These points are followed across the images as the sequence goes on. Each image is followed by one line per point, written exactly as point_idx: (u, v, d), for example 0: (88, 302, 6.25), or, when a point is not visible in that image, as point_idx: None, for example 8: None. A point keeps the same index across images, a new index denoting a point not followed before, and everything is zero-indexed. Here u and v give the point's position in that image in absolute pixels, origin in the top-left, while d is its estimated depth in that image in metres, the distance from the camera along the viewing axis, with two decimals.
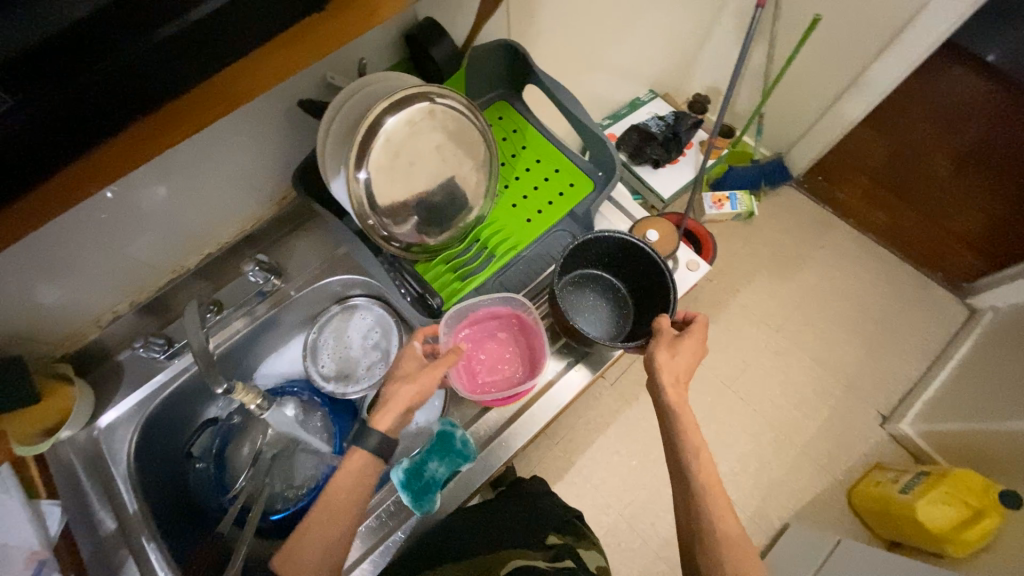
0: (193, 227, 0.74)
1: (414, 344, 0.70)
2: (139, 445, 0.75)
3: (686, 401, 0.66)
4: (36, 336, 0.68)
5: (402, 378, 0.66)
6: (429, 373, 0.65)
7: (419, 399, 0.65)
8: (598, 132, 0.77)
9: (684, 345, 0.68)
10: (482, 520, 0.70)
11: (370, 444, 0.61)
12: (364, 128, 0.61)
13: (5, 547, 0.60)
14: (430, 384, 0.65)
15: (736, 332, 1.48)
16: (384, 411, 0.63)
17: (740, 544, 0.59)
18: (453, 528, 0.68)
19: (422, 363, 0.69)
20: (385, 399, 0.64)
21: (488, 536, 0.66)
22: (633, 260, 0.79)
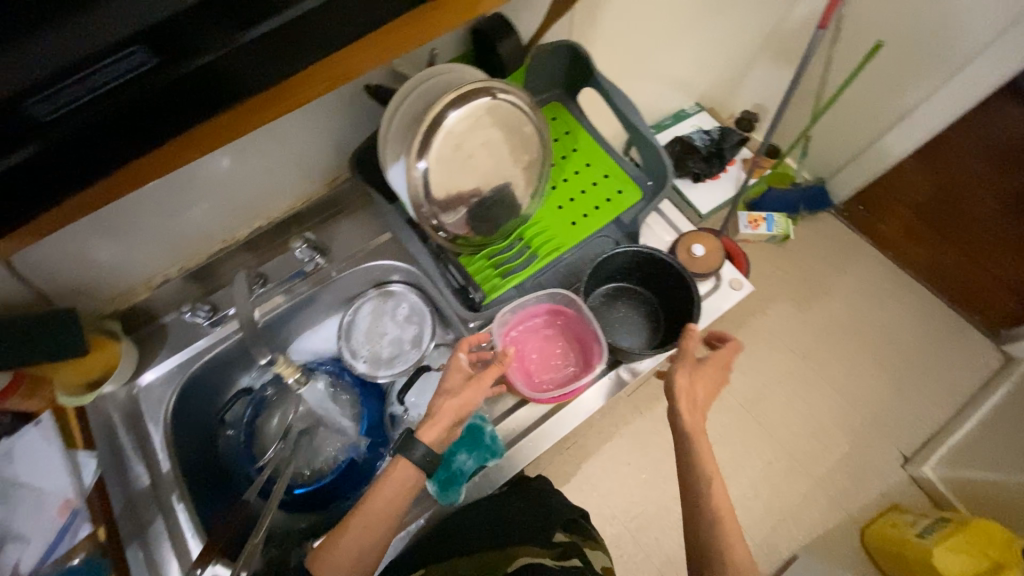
0: (248, 199, 0.76)
1: (460, 355, 0.66)
2: (178, 407, 0.76)
3: (702, 430, 0.65)
4: (92, 290, 0.72)
5: (447, 391, 0.64)
6: (477, 387, 0.64)
7: (462, 413, 0.63)
8: (653, 139, 0.76)
9: (703, 371, 0.68)
10: (488, 512, 0.68)
11: (415, 456, 0.60)
12: (429, 121, 0.61)
13: (41, 492, 0.63)
14: (475, 398, 0.63)
15: (759, 355, 1.45)
16: (429, 425, 0.61)
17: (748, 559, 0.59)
18: (466, 520, 0.67)
19: (468, 376, 0.66)
20: (430, 413, 0.62)
21: (494, 531, 0.64)
22: (656, 271, 0.77)
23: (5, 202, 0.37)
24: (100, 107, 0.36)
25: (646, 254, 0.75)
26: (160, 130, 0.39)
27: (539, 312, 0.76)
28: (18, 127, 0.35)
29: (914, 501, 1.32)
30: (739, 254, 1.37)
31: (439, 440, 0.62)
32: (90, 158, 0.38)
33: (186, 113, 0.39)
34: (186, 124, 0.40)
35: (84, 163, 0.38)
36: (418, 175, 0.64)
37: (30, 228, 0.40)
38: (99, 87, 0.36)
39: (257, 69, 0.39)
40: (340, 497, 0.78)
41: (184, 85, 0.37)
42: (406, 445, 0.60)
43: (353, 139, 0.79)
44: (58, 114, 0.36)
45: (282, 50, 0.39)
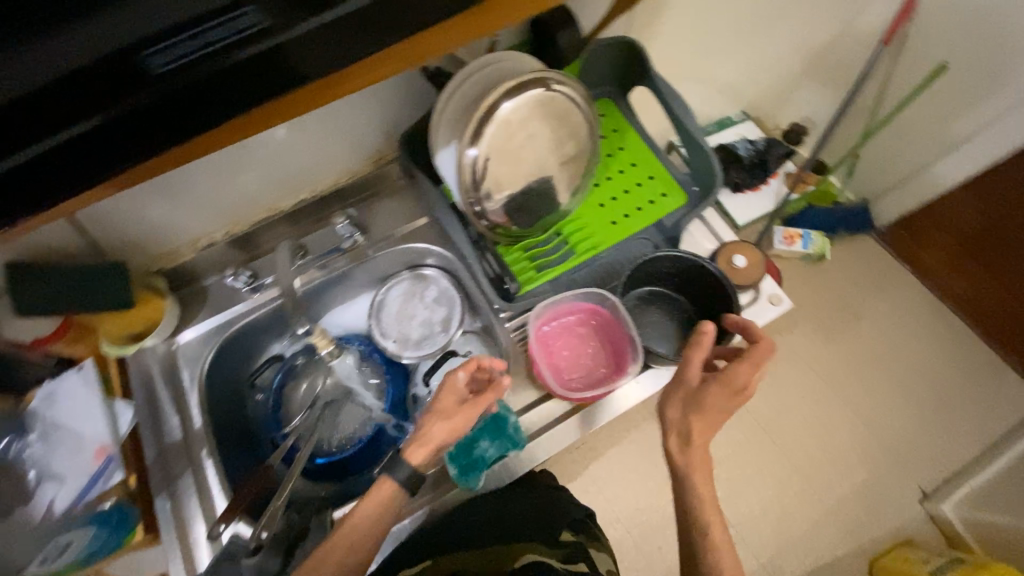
0: (295, 170, 0.78)
1: (457, 375, 0.64)
2: (213, 366, 0.78)
3: (699, 467, 0.60)
4: (142, 245, 0.74)
5: (440, 414, 0.63)
6: (468, 413, 0.64)
7: (451, 437, 0.63)
8: (704, 143, 0.75)
9: (705, 407, 0.60)
10: (493, 506, 0.69)
11: (400, 475, 0.62)
12: (484, 109, 0.61)
13: (83, 436, 0.68)
14: (464, 424, 0.63)
15: (780, 375, 1.42)
16: (417, 445, 0.62)
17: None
18: (469, 514, 0.67)
19: (463, 398, 0.65)
20: (419, 434, 0.63)
21: (496, 527, 0.64)
22: (696, 279, 0.75)
23: (133, 141, 0.40)
24: (206, 66, 0.38)
25: (685, 260, 0.74)
26: (252, 93, 0.41)
27: (574, 310, 0.76)
28: (135, 75, 0.37)
29: (929, 539, 1.28)
30: (773, 269, 1.34)
31: (426, 461, 0.63)
32: (189, 114, 0.40)
33: (277, 80, 0.41)
34: (275, 90, 0.41)
35: (184, 118, 0.40)
36: (469, 162, 0.63)
37: (130, 173, 0.44)
38: (210, 45, 0.37)
39: (343, 41, 0.40)
40: (359, 470, 0.80)
41: (281, 52, 0.39)
42: (393, 465, 0.62)
43: (402, 120, 0.79)
44: (170, 66, 0.37)
45: (381, 20, 0.40)
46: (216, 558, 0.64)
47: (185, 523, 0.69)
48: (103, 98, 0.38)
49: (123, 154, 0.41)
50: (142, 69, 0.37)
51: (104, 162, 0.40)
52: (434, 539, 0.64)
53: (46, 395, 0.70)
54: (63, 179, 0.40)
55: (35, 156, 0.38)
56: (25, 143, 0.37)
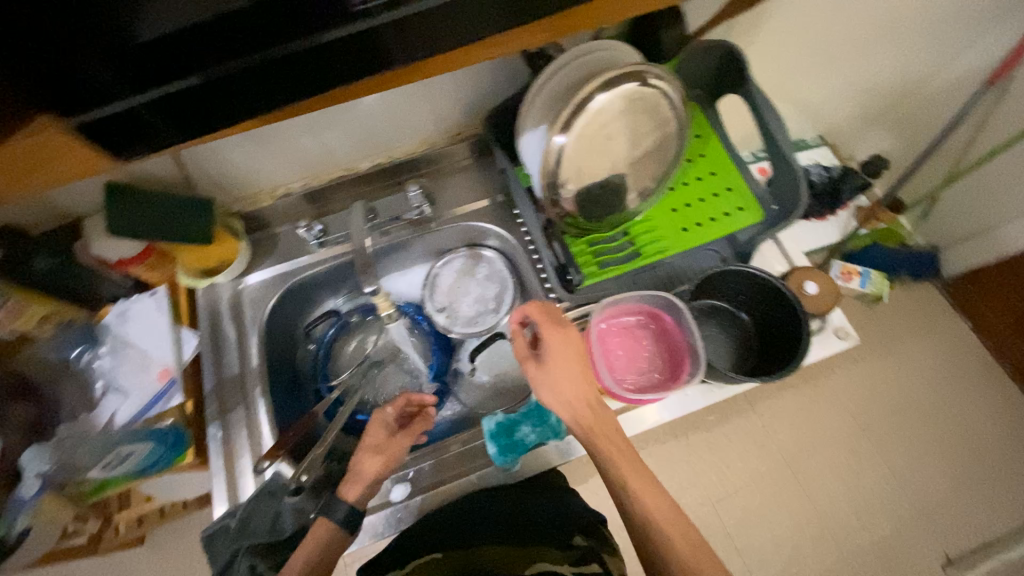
0: (378, 133, 0.80)
1: (384, 410, 0.71)
2: (275, 311, 0.82)
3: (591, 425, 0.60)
4: (228, 186, 0.78)
5: (371, 447, 0.68)
6: (400, 442, 0.70)
7: (385, 470, 0.68)
8: (792, 157, 0.72)
9: (555, 374, 0.61)
10: (503, 504, 0.67)
11: (337, 516, 0.63)
12: (576, 99, 0.61)
13: (152, 355, 0.73)
14: (397, 455, 0.68)
15: (810, 414, 1.30)
16: (352, 483, 0.66)
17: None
18: (483, 504, 0.67)
19: (392, 430, 0.71)
20: (352, 472, 0.67)
21: (503, 527, 0.63)
22: (769, 302, 0.70)
23: (304, 74, 0.39)
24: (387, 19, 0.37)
25: (753, 276, 0.69)
26: (412, 50, 0.40)
27: (633, 312, 0.70)
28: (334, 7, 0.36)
29: None
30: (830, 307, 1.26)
31: (363, 495, 0.66)
32: (344, 62, 0.39)
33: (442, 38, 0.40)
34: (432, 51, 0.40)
35: (338, 70, 0.39)
36: (556, 149, 0.63)
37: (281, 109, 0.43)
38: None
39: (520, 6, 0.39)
40: None
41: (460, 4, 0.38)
42: (329, 507, 0.64)
43: (487, 97, 0.80)
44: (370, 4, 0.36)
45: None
46: (258, 492, 0.66)
47: (231, 456, 0.72)
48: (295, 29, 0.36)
49: (263, 97, 0.39)
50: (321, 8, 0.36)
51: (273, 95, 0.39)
52: (419, 550, 0.62)
53: (119, 312, 0.75)
54: (228, 107, 0.39)
55: (212, 78, 0.37)
56: (177, 74, 0.36)
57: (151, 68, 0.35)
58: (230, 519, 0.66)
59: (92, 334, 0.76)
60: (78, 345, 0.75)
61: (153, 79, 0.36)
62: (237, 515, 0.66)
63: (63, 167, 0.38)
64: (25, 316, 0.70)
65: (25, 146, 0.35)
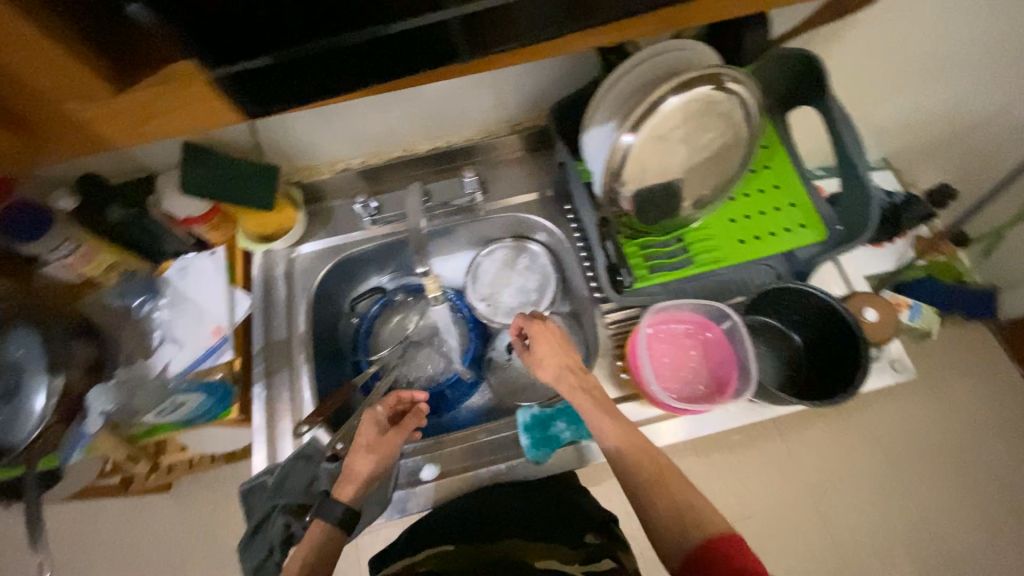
0: (440, 117, 0.80)
1: (375, 408, 0.68)
2: (323, 283, 0.84)
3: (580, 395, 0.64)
4: (293, 156, 0.80)
5: (361, 447, 0.64)
6: (392, 441, 0.66)
7: (380, 468, 0.65)
8: (866, 178, 0.69)
9: (542, 351, 0.67)
10: (519, 501, 0.69)
11: (336, 514, 0.60)
12: (648, 100, 0.59)
13: (209, 312, 0.76)
14: (390, 454, 0.65)
15: (848, 455, 1.14)
16: (346, 483, 0.63)
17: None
18: (502, 497, 0.70)
19: (384, 428, 0.67)
20: (346, 471, 0.64)
21: (518, 523, 0.65)
22: (828, 326, 0.68)
23: (411, 46, 0.42)
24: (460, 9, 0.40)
25: (815, 297, 0.67)
26: (483, 40, 0.43)
27: (685, 320, 0.69)
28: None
29: None
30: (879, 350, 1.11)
31: (357, 496, 0.63)
32: (428, 47, 0.43)
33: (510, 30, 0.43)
34: (499, 44, 0.44)
35: (407, 55, 0.43)
36: (622, 148, 0.62)
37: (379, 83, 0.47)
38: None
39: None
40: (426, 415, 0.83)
41: None
42: (324, 508, 0.61)
43: (552, 90, 0.79)
44: None
45: None
46: (294, 455, 0.68)
47: (272, 417, 0.74)
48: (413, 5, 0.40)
49: (334, 79, 0.43)
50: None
51: (381, 67, 0.43)
52: (431, 538, 0.66)
53: (181, 266, 0.79)
54: (333, 74, 0.43)
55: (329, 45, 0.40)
56: (251, 54, 0.40)
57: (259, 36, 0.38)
58: (267, 476, 0.68)
59: (154, 285, 0.79)
60: (140, 294, 0.79)
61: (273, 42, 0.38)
62: (274, 474, 0.68)
63: (176, 118, 0.43)
64: (95, 262, 0.75)
65: (165, 86, 0.41)
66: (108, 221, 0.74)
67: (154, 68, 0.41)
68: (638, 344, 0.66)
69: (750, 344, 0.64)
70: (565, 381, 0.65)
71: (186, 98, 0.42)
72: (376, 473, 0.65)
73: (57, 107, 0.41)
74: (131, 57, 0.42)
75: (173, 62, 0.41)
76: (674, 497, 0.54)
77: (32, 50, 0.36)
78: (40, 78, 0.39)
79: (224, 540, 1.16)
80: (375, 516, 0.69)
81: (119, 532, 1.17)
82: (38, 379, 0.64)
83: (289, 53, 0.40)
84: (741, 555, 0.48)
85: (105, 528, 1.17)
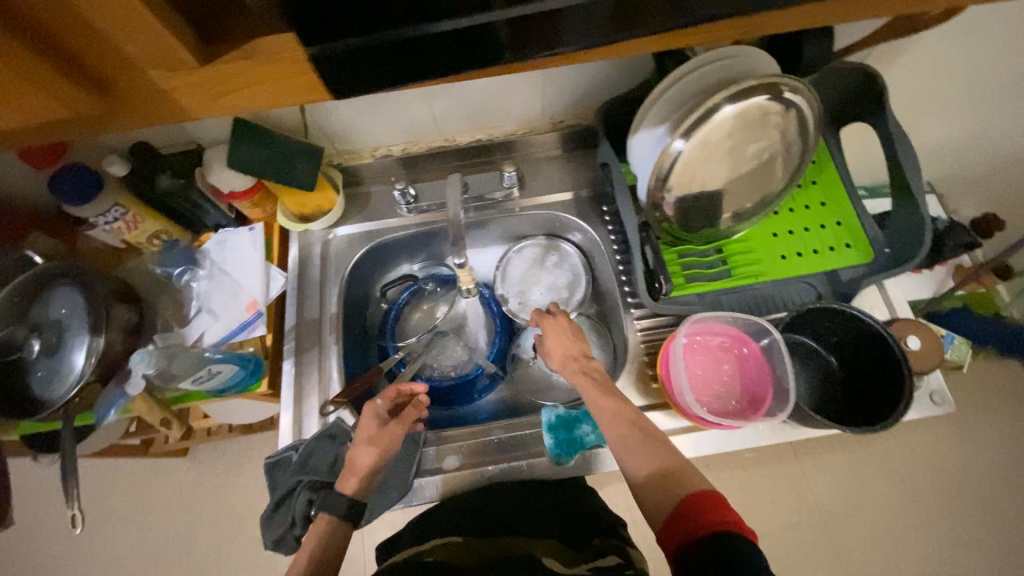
0: (485, 110, 0.80)
1: (375, 403, 0.68)
2: (356, 266, 0.85)
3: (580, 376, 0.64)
4: (337, 140, 0.81)
5: (364, 441, 0.63)
6: (394, 432, 0.64)
7: (382, 460, 0.63)
8: (920, 201, 0.67)
9: (550, 338, 0.70)
10: (533, 499, 0.68)
11: (340, 510, 0.59)
12: (704, 107, 0.57)
13: (243, 287, 0.77)
14: (393, 445, 0.64)
15: (866, 483, 1.05)
16: (348, 476, 0.62)
17: (744, 534, 0.43)
18: (515, 494, 0.68)
19: (385, 420, 0.66)
20: (348, 463, 0.63)
21: (524, 522, 0.63)
22: (868, 352, 0.67)
23: (503, 40, 0.39)
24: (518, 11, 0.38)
25: (858, 319, 0.65)
26: (530, 46, 0.40)
27: (721, 333, 0.70)
28: None
29: None
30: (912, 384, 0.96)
31: (361, 487, 0.62)
32: (526, 41, 0.39)
33: (565, 34, 0.40)
34: (552, 46, 0.40)
35: (474, 54, 0.39)
36: (673, 154, 0.60)
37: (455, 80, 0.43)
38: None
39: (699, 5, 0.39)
40: (448, 406, 0.83)
41: None
42: (326, 502, 0.60)
43: (600, 90, 0.78)
44: None
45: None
46: (320, 433, 0.69)
47: (299, 394, 0.75)
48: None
49: (414, 70, 0.40)
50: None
51: (464, 62, 0.40)
52: (440, 530, 0.64)
53: (219, 240, 0.80)
54: (416, 68, 0.40)
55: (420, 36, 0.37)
56: (339, 35, 0.37)
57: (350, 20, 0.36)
58: (292, 452, 0.69)
59: (193, 257, 0.80)
60: (180, 265, 0.80)
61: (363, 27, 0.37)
62: (299, 450, 0.69)
63: (258, 96, 0.41)
64: (138, 231, 0.78)
65: (244, 62, 0.38)
66: (155, 189, 0.75)
67: (240, 43, 0.39)
68: (672, 352, 0.66)
69: (789, 361, 0.64)
70: (569, 367, 0.67)
71: (273, 75, 0.39)
72: (378, 464, 0.63)
73: (127, 75, 0.37)
74: (219, 34, 0.40)
75: (255, 38, 0.39)
76: (655, 457, 0.53)
77: (130, 14, 0.33)
78: (127, 43, 0.35)
79: (233, 511, 1.18)
80: (395, 501, 0.69)
81: (136, 492, 1.20)
82: (80, 335, 0.67)
83: (376, 39, 0.37)
84: (717, 508, 0.45)
85: (123, 486, 1.21)
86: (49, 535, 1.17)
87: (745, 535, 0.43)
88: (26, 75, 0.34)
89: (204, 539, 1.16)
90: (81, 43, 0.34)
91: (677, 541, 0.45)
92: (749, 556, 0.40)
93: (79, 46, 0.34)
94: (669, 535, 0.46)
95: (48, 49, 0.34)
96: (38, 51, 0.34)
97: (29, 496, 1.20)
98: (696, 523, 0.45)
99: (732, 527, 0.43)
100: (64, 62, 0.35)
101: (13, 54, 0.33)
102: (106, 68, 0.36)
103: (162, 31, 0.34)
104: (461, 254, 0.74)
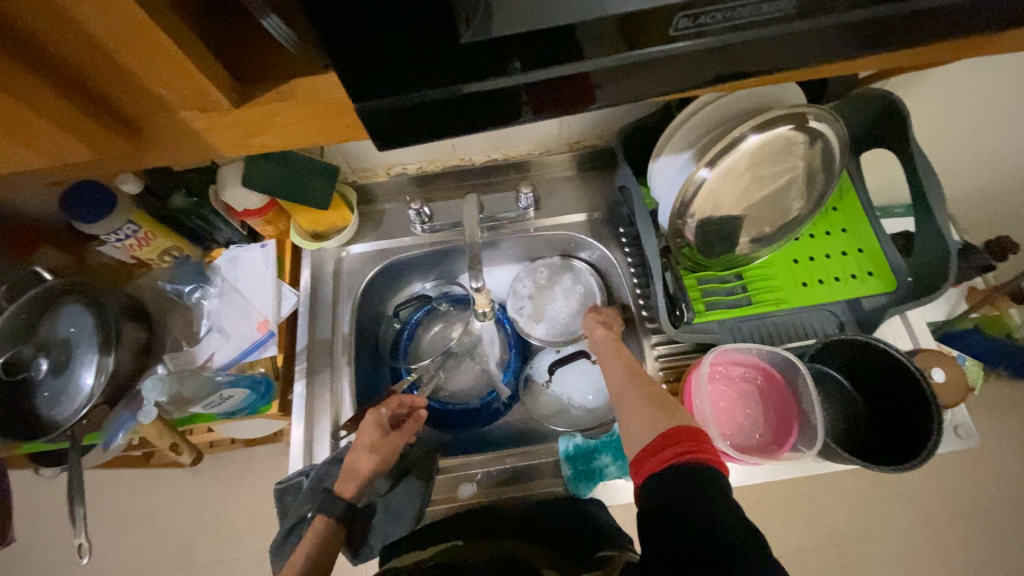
0: (503, 132, 0.79)
1: (378, 410, 0.67)
2: (368, 285, 0.84)
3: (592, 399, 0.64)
4: (352, 159, 0.81)
5: (364, 446, 0.64)
6: (393, 443, 0.65)
7: (380, 468, 0.64)
8: (948, 235, 0.65)
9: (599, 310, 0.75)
10: (538, 512, 0.64)
11: (337, 510, 0.60)
12: (728, 139, 0.55)
13: (255, 307, 0.75)
14: (388, 457, 0.65)
15: (890, 513, 0.98)
16: (348, 478, 0.63)
17: (712, 463, 0.45)
18: (523, 512, 0.65)
19: (386, 429, 0.66)
20: (345, 467, 0.63)
21: (529, 534, 0.61)
22: (892, 385, 0.66)
23: (548, 94, 0.36)
24: (527, 77, 0.34)
25: (884, 352, 0.64)
26: (557, 101, 0.37)
27: (745, 363, 0.69)
28: (620, 30, 0.32)
29: None
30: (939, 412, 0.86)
31: (359, 491, 0.63)
32: (565, 93, 0.37)
33: (594, 94, 0.37)
34: (573, 103, 0.38)
35: (509, 108, 0.37)
36: (697, 182, 0.59)
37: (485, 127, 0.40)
38: (554, 53, 0.33)
39: (741, 60, 0.36)
40: (458, 428, 0.82)
41: (742, 42, 0.34)
42: (327, 503, 0.60)
43: (618, 114, 0.78)
44: (683, 32, 0.33)
45: (819, 42, 0.35)
46: (330, 460, 0.67)
47: (311, 418, 0.74)
48: (565, 52, 0.33)
49: (445, 124, 0.37)
50: (458, 56, 0.32)
51: (502, 113, 0.37)
52: (440, 538, 0.61)
53: (230, 257, 0.79)
54: (455, 121, 0.37)
55: (458, 94, 0.34)
56: (377, 95, 0.33)
57: (385, 85, 0.33)
58: (302, 478, 0.68)
59: (204, 274, 0.79)
60: (191, 283, 0.79)
61: (394, 89, 0.33)
62: (310, 475, 0.67)
63: (289, 133, 0.40)
64: (150, 247, 0.75)
65: (275, 102, 0.38)
66: (170, 207, 0.74)
67: (275, 83, 0.38)
68: (695, 383, 0.66)
69: (815, 396, 0.62)
70: None
71: (306, 115, 0.39)
72: (378, 464, 0.64)
73: (157, 113, 0.37)
74: (255, 72, 0.39)
75: (289, 78, 0.38)
76: None
77: (163, 51, 0.32)
78: (162, 86, 0.35)
79: (230, 525, 1.16)
80: (407, 531, 0.66)
81: (136, 505, 1.18)
82: (90, 355, 0.65)
83: (417, 97, 0.34)
84: (689, 438, 0.47)
85: (122, 499, 1.18)
86: (46, 550, 1.15)
87: (712, 464, 0.45)
88: (59, 118, 0.34)
89: (202, 553, 1.14)
90: (114, 83, 0.34)
91: (647, 469, 0.47)
92: (730, 518, 0.42)
93: (110, 88, 0.34)
94: (641, 462, 0.48)
95: (79, 91, 0.34)
96: (71, 96, 0.34)
97: (31, 512, 1.18)
98: (667, 451, 0.47)
99: (700, 456, 0.46)
100: (94, 104, 0.35)
101: (50, 102, 0.33)
102: (135, 107, 0.36)
103: (195, 73, 0.33)
104: (478, 278, 0.73)
